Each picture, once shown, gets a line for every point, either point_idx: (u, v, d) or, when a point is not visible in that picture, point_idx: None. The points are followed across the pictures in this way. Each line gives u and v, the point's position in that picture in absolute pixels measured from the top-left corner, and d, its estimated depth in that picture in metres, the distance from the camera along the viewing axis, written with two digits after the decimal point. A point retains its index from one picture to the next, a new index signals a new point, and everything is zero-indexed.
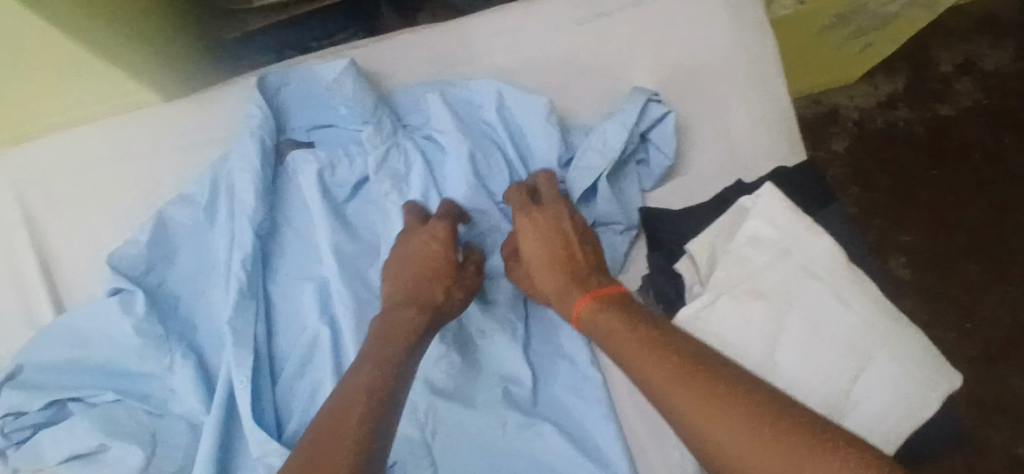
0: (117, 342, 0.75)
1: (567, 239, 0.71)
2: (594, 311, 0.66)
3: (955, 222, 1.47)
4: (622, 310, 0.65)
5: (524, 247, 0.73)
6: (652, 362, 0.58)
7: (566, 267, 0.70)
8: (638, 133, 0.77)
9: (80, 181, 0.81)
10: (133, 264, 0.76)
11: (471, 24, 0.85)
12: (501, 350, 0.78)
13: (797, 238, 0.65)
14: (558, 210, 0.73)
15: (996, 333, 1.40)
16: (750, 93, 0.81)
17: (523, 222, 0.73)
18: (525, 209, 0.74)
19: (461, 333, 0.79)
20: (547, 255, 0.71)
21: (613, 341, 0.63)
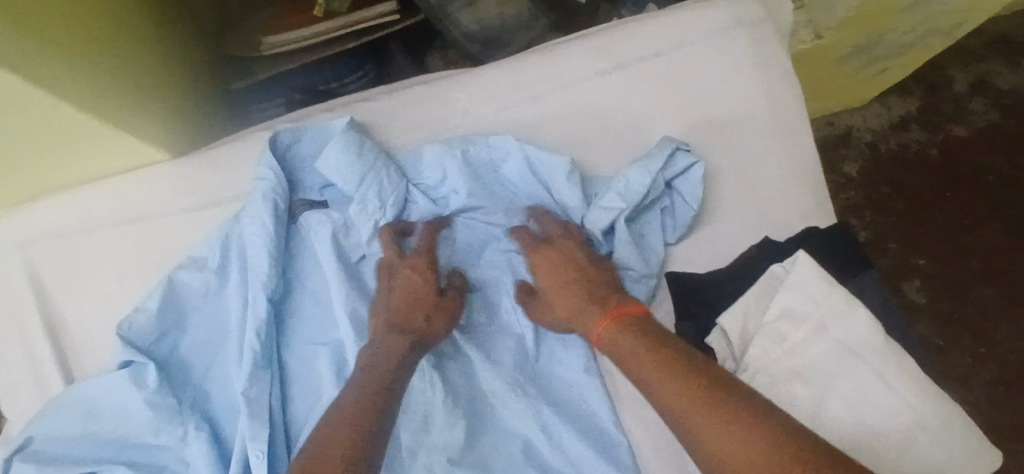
0: (128, 416, 0.72)
1: (583, 268, 0.71)
2: (615, 331, 0.66)
3: (972, 246, 1.43)
4: (645, 333, 0.64)
5: (538, 282, 0.73)
6: (685, 393, 0.57)
7: (581, 291, 0.70)
8: (663, 181, 0.74)
9: (87, 244, 0.79)
10: (145, 333, 0.73)
11: (485, 76, 0.83)
12: (518, 412, 0.74)
13: (833, 312, 0.64)
14: (568, 244, 0.73)
15: (1017, 359, 1.36)
16: (774, 150, 0.79)
17: (534, 259, 0.74)
18: (536, 246, 0.74)
19: (474, 395, 0.75)
20: (561, 288, 0.71)
21: (637, 362, 0.62)
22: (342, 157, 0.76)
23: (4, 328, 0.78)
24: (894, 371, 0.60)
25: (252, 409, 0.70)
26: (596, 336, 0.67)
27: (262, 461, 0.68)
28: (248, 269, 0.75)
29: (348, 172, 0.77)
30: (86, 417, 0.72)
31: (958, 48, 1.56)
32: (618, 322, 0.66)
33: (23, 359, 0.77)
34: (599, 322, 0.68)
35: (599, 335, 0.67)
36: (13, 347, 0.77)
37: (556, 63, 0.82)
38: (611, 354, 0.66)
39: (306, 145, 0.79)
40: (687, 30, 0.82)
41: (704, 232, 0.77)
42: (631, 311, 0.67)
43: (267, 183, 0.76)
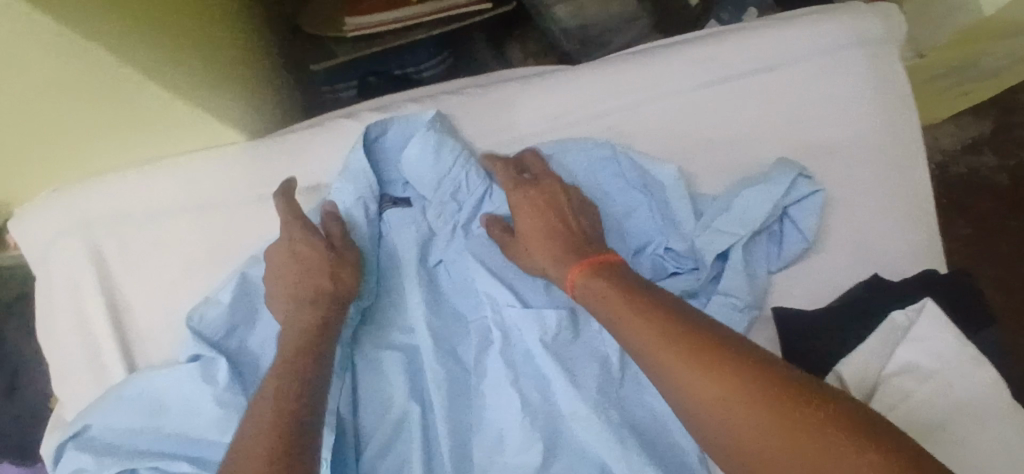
0: (194, 412, 0.69)
1: (561, 209, 0.67)
2: (590, 278, 0.60)
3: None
4: (622, 277, 0.59)
5: (518, 223, 0.68)
6: (655, 333, 0.51)
7: (561, 237, 0.65)
8: (782, 206, 0.69)
9: (153, 224, 0.75)
10: (214, 326, 0.71)
11: (582, 78, 0.77)
12: (597, 439, 0.67)
13: (958, 371, 0.59)
14: (549, 183, 0.69)
15: None
16: (892, 184, 0.74)
17: (517, 197, 0.69)
18: (518, 185, 0.69)
19: (551, 416, 0.70)
20: (544, 228, 0.66)
21: (611, 308, 0.56)
22: (419, 156, 0.73)
23: (64, 308, 0.74)
24: None
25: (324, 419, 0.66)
26: (570, 283, 0.62)
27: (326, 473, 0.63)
28: None
29: (427, 169, 0.73)
30: (147, 408, 0.69)
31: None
32: (594, 270, 0.61)
33: (81, 342, 0.73)
34: (572, 269, 0.62)
35: (574, 283, 0.62)
36: (72, 328, 0.74)
37: (660, 71, 0.76)
38: (583, 301, 0.60)
39: (394, 138, 0.75)
40: (806, 44, 0.76)
41: (811, 267, 0.71)
42: (606, 257, 0.62)
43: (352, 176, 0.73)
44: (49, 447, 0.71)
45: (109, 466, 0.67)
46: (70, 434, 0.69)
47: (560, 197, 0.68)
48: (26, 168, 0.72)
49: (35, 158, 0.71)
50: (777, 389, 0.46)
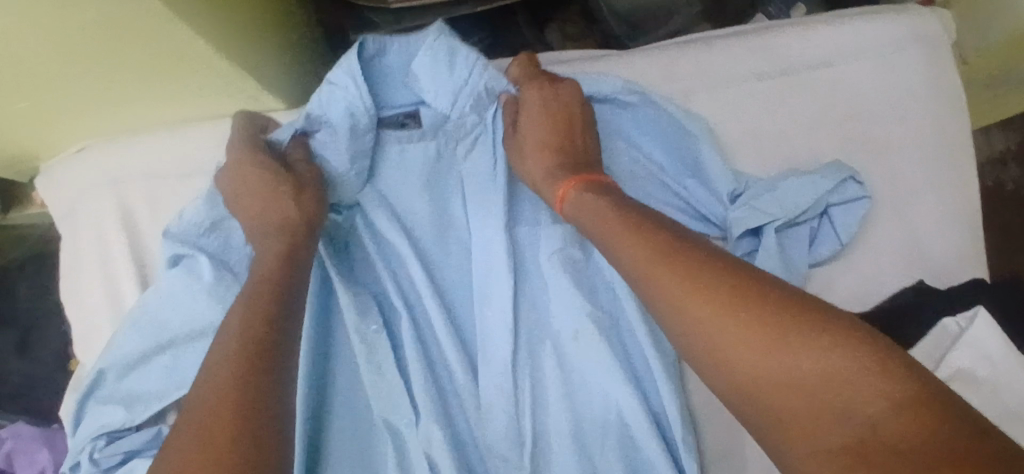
0: (193, 319, 0.67)
1: (571, 123, 0.70)
2: (580, 192, 0.64)
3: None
4: (610, 196, 0.62)
5: (525, 122, 0.71)
6: (646, 252, 0.53)
7: (560, 152, 0.69)
8: (824, 202, 0.67)
9: (174, 163, 0.74)
10: (195, 226, 0.67)
11: (636, 61, 0.75)
12: (602, 367, 0.64)
13: (1011, 379, 0.59)
14: (567, 91, 0.70)
15: None
16: (944, 189, 0.74)
17: (532, 93, 0.70)
18: (537, 84, 0.71)
19: (551, 339, 0.67)
20: (547, 138, 0.69)
21: (601, 222, 0.59)
22: (430, 73, 0.71)
23: (91, 268, 0.73)
24: None
25: (308, 352, 0.65)
26: (561, 197, 0.66)
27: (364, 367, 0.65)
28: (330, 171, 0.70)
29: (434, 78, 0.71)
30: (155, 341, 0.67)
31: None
32: (584, 184, 0.65)
33: (106, 302, 0.72)
34: (564, 185, 0.66)
35: (564, 197, 0.65)
36: (96, 288, 0.73)
37: (711, 62, 0.75)
38: (572, 214, 0.64)
39: (398, 55, 0.72)
40: (862, 44, 0.76)
41: (852, 262, 0.70)
42: (598, 178, 0.65)
43: (345, 90, 0.68)
44: (66, 412, 0.69)
45: (138, 414, 0.66)
46: (87, 389, 0.68)
47: (572, 110, 0.70)
48: (61, 120, 0.71)
49: (76, 111, 0.70)
50: (765, 299, 0.46)
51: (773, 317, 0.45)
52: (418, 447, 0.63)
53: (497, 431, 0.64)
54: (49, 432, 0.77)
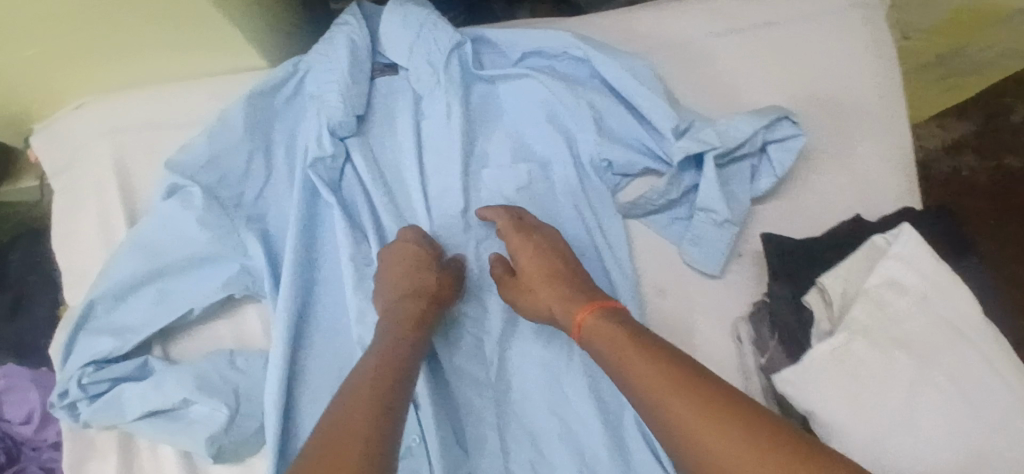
0: (184, 246, 0.73)
1: (563, 257, 0.71)
2: (598, 321, 0.63)
3: (1015, 271, 1.43)
4: (625, 323, 0.62)
5: (521, 266, 0.71)
6: (631, 353, 0.58)
7: (562, 279, 0.69)
8: (762, 137, 0.73)
9: (164, 115, 0.80)
10: (194, 159, 0.74)
11: (592, 24, 0.81)
12: None
13: (938, 287, 0.62)
14: (550, 235, 0.73)
15: None
16: (885, 135, 0.77)
17: (519, 241, 0.71)
18: (520, 230, 0.72)
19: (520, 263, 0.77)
20: (547, 273, 0.69)
21: (616, 353, 0.59)
22: (407, 33, 0.78)
23: (82, 212, 0.78)
24: (994, 351, 0.59)
25: (295, 265, 0.74)
26: (578, 325, 0.64)
27: (350, 280, 0.74)
28: (320, 106, 0.76)
29: (404, 38, 0.78)
30: (147, 271, 0.72)
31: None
32: (598, 311, 0.64)
33: (95, 248, 0.77)
34: (580, 312, 0.65)
35: (580, 324, 0.64)
36: (88, 231, 0.77)
37: (665, 22, 0.80)
38: (591, 346, 0.63)
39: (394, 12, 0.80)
40: (806, 3, 0.81)
41: (795, 196, 0.76)
42: (610, 302, 0.65)
43: (345, 33, 0.77)
44: (55, 344, 0.73)
45: (129, 341, 0.72)
46: (79, 321, 0.72)
47: (561, 249, 0.72)
48: (59, 70, 0.76)
49: (72, 61, 0.75)
50: (734, 412, 0.51)
51: (738, 424, 0.51)
52: None
53: (470, 340, 0.75)
54: (38, 373, 0.81)
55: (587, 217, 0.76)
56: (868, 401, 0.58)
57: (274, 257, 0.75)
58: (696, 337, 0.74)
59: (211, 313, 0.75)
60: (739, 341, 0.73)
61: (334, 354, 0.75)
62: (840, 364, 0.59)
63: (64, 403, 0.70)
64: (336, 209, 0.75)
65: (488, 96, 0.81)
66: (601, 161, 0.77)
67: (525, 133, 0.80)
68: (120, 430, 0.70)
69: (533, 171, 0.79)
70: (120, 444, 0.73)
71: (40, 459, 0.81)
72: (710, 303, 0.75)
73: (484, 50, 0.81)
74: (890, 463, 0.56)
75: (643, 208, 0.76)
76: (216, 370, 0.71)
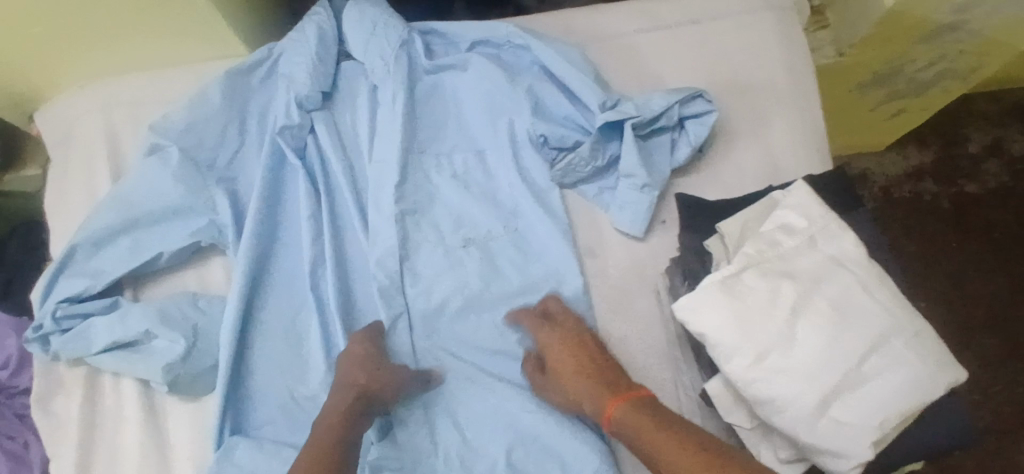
0: (156, 198, 0.81)
1: (589, 349, 0.74)
2: (628, 410, 0.67)
3: (980, 293, 1.46)
4: (650, 411, 0.67)
5: (550, 359, 0.75)
6: (665, 444, 0.63)
7: (590, 372, 0.72)
8: (678, 112, 0.81)
9: (151, 93, 0.90)
10: (173, 125, 0.83)
11: (535, 22, 0.91)
12: (503, 254, 0.84)
13: (827, 229, 0.68)
14: (574, 320, 0.77)
15: (1006, 410, 1.36)
16: (792, 115, 0.86)
17: (545, 337, 0.76)
18: (542, 327, 0.77)
19: (457, 226, 0.84)
20: (574, 368, 0.73)
21: (647, 440, 0.65)
22: (364, 26, 0.89)
23: (74, 177, 0.87)
24: (874, 281, 0.65)
25: (256, 219, 0.81)
26: (607, 416, 0.69)
27: (308, 234, 0.82)
28: (288, 84, 0.86)
29: (361, 30, 0.89)
30: (122, 220, 0.81)
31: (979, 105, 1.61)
32: (627, 402, 0.68)
33: (83, 205, 0.86)
34: (608, 404, 0.69)
35: (610, 416, 0.69)
36: (79, 192, 0.86)
37: (599, 20, 0.91)
38: (620, 434, 0.68)
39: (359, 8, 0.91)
40: (721, 5, 0.91)
41: (712, 167, 0.84)
42: (636, 392, 0.69)
43: (311, 24, 0.88)
44: (36, 286, 0.81)
45: (101, 281, 0.79)
46: (59, 265, 0.80)
47: (587, 340, 0.75)
48: (63, 54, 0.87)
49: (72, 45, 0.86)
50: None
51: None
52: (340, 296, 0.80)
53: (417, 305, 0.81)
54: (18, 320, 0.88)
55: (525, 185, 0.84)
56: (757, 324, 0.62)
57: (239, 213, 0.83)
58: (619, 292, 0.81)
59: (178, 263, 0.83)
60: (658, 293, 0.80)
61: (288, 303, 0.81)
62: (731, 291, 0.64)
63: (37, 337, 0.77)
64: (300, 169, 0.84)
65: (438, 81, 0.90)
66: (537, 137, 0.85)
67: (470, 113, 0.89)
68: (86, 361, 0.77)
69: (481, 148, 0.87)
70: (88, 381, 0.80)
71: (13, 406, 0.87)
72: (634, 260, 0.82)
73: (435, 41, 0.92)
74: (772, 377, 0.61)
75: (573, 173, 0.84)
76: (178, 307, 0.78)
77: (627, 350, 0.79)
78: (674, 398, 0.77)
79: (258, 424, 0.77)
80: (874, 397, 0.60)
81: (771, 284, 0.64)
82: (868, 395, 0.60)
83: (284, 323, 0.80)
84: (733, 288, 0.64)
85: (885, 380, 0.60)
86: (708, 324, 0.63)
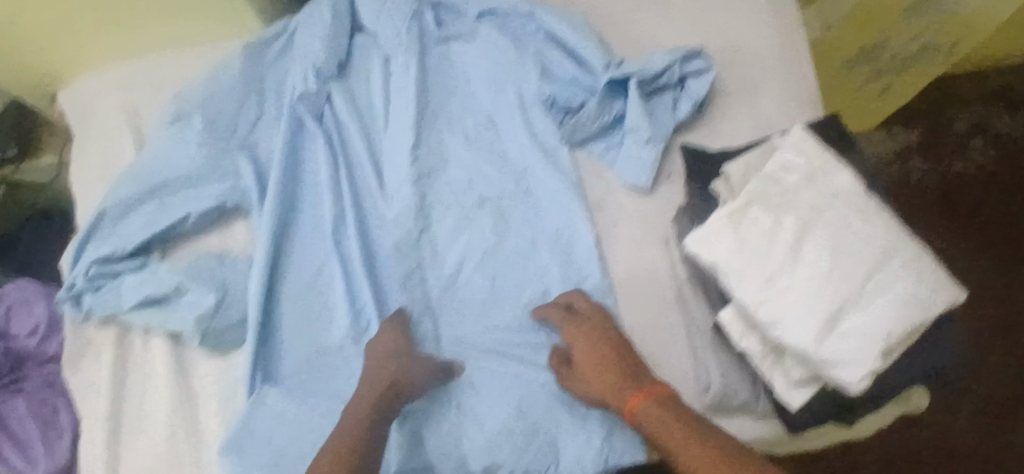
0: (180, 162, 0.85)
1: (614, 345, 0.75)
2: (650, 407, 0.69)
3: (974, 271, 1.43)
4: (674, 411, 0.68)
5: (575, 355, 0.76)
6: (685, 443, 0.65)
7: (615, 367, 0.73)
8: (678, 71, 0.86)
9: (170, 67, 0.93)
10: (195, 96, 0.87)
11: None
12: (516, 212, 0.87)
13: (825, 166, 0.72)
14: (601, 315, 0.78)
15: (1002, 383, 1.33)
16: (787, 72, 0.89)
17: (571, 332, 0.77)
18: (571, 323, 0.78)
19: (470, 185, 0.88)
20: (598, 364, 0.74)
21: (667, 437, 0.66)
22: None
23: (96, 147, 0.90)
24: (872, 212, 0.69)
25: (277, 181, 0.84)
26: (630, 410, 0.70)
27: (329, 195, 0.85)
28: (305, 55, 0.89)
29: (373, 4, 0.93)
30: (149, 184, 0.84)
31: (988, 79, 1.58)
32: (650, 398, 0.70)
33: (105, 173, 0.89)
34: (630, 399, 0.71)
35: (632, 410, 0.70)
36: (100, 161, 0.89)
37: None
38: (644, 431, 0.69)
39: None
40: None
41: (712, 123, 0.88)
42: (660, 389, 0.70)
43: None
44: (66, 253, 0.85)
45: (128, 243, 0.82)
46: (89, 229, 0.84)
47: (616, 337, 0.76)
48: (87, 31, 0.91)
49: (96, 21, 0.90)
50: None
51: None
52: (359, 253, 0.83)
53: (436, 260, 0.85)
54: (47, 290, 0.95)
55: (534, 146, 0.88)
56: (760, 251, 0.67)
57: (260, 177, 0.86)
58: (628, 244, 0.85)
59: (203, 227, 0.86)
60: (667, 242, 0.83)
61: (311, 261, 0.84)
62: (737, 222, 0.68)
63: (70, 297, 0.82)
64: (320, 135, 0.88)
65: (446, 52, 0.94)
66: (545, 98, 0.89)
67: (479, 79, 0.92)
68: (118, 317, 0.80)
69: (491, 113, 0.91)
70: (116, 340, 0.82)
71: (42, 373, 0.90)
72: (641, 214, 0.85)
73: (443, 14, 0.96)
74: (778, 299, 0.65)
75: (580, 132, 0.87)
76: (206, 264, 0.82)
77: (639, 296, 0.82)
78: (686, 339, 0.80)
79: (285, 375, 0.80)
80: (876, 315, 0.63)
81: (774, 217, 0.68)
82: (871, 313, 0.63)
83: (309, 278, 0.84)
84: (738, 222, 0.68)
85: (886, 299, 0.64)
86: (715, 252, 0.68)
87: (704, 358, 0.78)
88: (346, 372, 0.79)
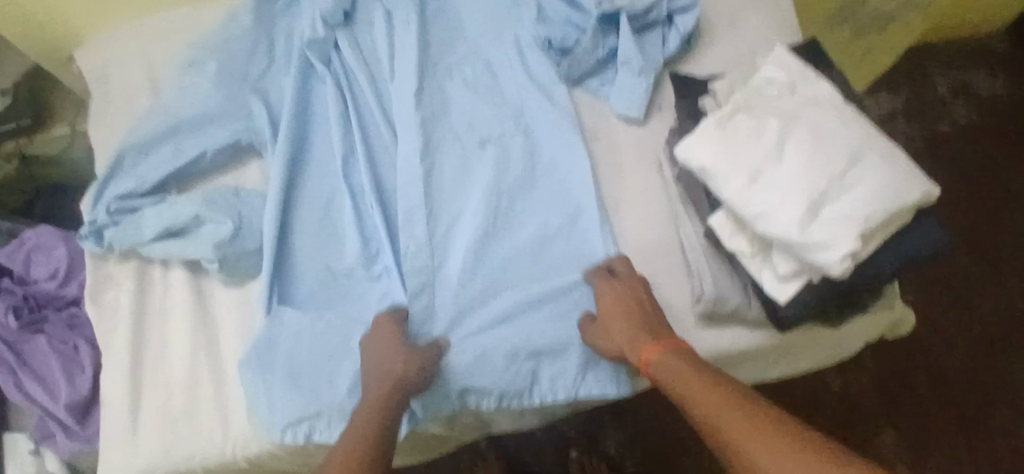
0: (199, 105, 0.90)
1: (641, 301, 0.77)
2: (664, 354, 0.71)
3: (959, 221, 1.44)
4: (689, 359, 0.70)
5: (602, 306, 0.78)
6: (697, 383, 0.66)
7: (636, 317, 0.76)
8: (668, 7, 0.92)
9: (182, 20, 0.98)
10: (208, 43, 0.94)
11: None
12: (513, 142, 0.90)
13: (804, 78, 0.77)
14: (632, 277, 0.79)
15: (991, 326, 1.34)
16: (767, 9, 0.95)
17: (603, 288, 0.79)
18: (607, 279, 0.80)
19: (472, 119, 0.91)
20: (622, 312, 0.76)
21: (679, 380, 0.68)
22: None
23: (115, 96, 0.95)
24: (849, 113, 0.74)
25: (288, 119, 0.89)
26: (646, 359, 0.72)
27: (337, 131, 0.90)
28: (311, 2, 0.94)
29: None
30: (166, 124, 0.89)
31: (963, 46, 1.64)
32: (666, 347, 0.72)
33: (123, 120, 0.93)
34: (645, 348, 0.73)
35: (648, 359, 0.72)
36: (119, 109, 0.94)
37: None
38: (658, 377, 0.71)
39: None
40: None
41: (698, 57, 0.93)
42: (676, 342, 0.73)
43: None
44: (87, 196, 0.88)
45: (149, 180, 0.86)
46: (111, 169, 0.88)
47: (641, 293, 0.78)
48: None
49: None
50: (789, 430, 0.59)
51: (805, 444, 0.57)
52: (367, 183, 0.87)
53: (439, 188, 0.87)
54: (66, 233, 0.98)
55: (531, 82, 0.92)
56: (750, 149, 0.71)
57: (272, 116, 0.90)
58: (625, 170, 0.89)
59: (220, 165, 0.90)
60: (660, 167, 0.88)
61: (321, 194, 0.88)
62: (725, 126, 0.73)
63: (91, 232, 0.84)
64: (328, 77, 0.92)
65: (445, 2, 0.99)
66: (542, 40, 0.94)
67: (476, 23, 0.97)
68: (140, 250, 0.83)
69: (488, 52, 0.95)
70: (137, 271, 0.86)
71: (62, 316, 0.93)
72: (635, 141, 0.90)
73: None
74: (766, 192, 0.69)
75: (577, 65, 0.92)
76: (222, 197, 0.86)
77: (636, 217, 0.86)
78: (681, 255, 0.84)
79: (301, 298, 0.84)
80: (857, 196, 0.67)
81: (757, 121, 0.73)
82: (853, 198, 0.67)
83: (319, 209, 0.87)
84: (725, 126, 0.73)
85: (865, 184, 0.68)
86: (707, 155, 0.72)
87: (700, 268, 0.80)
88: (360, 292, 0.84)
